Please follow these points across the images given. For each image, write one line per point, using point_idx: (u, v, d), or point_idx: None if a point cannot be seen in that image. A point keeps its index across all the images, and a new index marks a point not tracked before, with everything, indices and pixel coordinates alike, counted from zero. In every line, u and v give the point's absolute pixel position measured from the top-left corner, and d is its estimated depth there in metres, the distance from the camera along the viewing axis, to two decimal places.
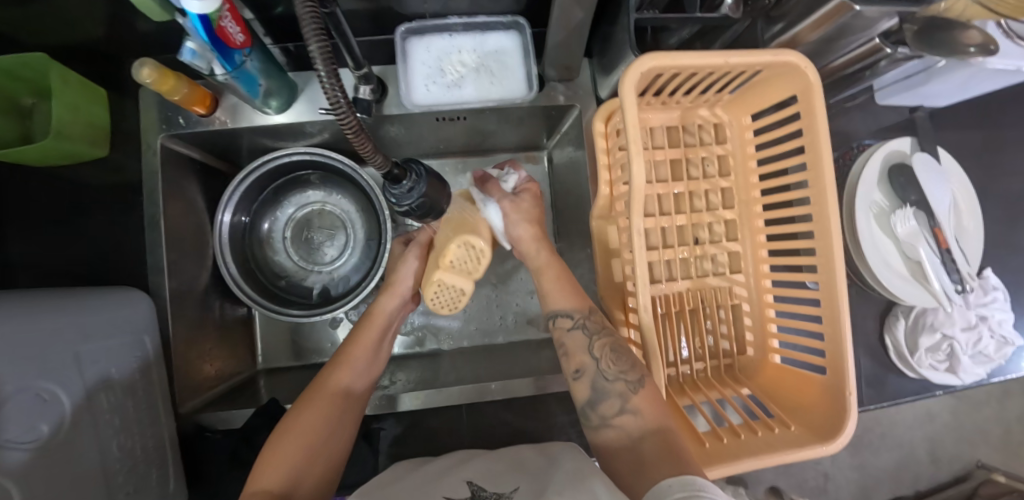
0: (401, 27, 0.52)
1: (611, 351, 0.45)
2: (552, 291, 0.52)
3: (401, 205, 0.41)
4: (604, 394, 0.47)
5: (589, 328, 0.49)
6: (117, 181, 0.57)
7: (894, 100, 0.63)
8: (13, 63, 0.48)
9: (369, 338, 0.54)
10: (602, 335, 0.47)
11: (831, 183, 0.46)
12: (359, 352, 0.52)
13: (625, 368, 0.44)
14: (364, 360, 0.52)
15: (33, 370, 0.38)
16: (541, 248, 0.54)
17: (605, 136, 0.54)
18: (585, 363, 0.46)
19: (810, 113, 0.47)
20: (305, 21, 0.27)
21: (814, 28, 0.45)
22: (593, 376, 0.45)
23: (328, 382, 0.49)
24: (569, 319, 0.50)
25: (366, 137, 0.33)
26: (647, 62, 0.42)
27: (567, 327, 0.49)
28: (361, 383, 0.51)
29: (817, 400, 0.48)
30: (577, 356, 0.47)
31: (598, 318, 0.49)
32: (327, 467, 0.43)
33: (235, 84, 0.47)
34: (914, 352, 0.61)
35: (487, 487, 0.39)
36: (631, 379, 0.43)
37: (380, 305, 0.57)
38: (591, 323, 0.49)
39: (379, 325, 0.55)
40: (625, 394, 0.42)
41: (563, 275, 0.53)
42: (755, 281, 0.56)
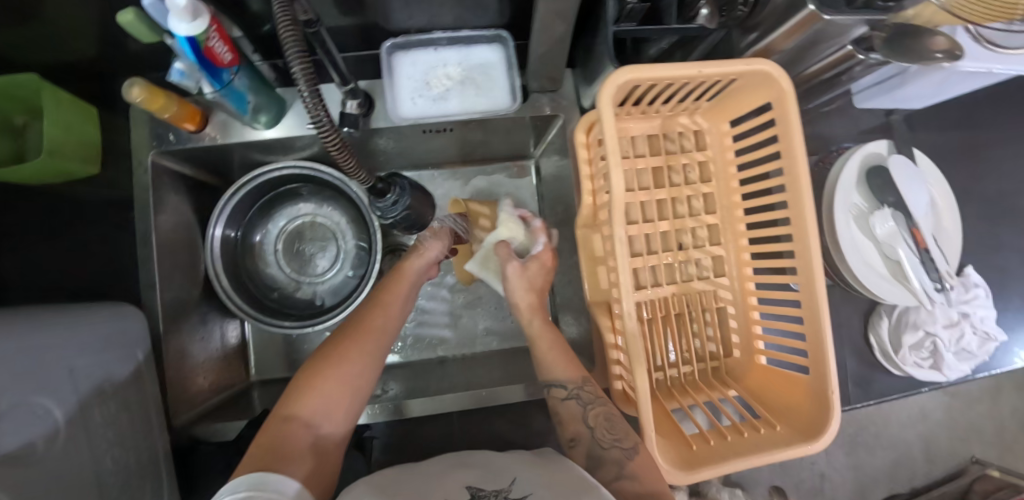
0: (387, 43, 0.54)
1: (606, 419, 0.46)
2: (550, 362, 0.53)
3: None
4: (597, 420, 0.46)
5: (583, 398, 0.49)
6: (108, 198, 0.58)
7: (872, 103, 0.65)
8: (6, 85, 0.49)
9: (399, 292, 0.57)
10: (597, 405, 0.48)
11: (806, 186, 0.48)
12: (391, 303, 0.55)
13: (618, 436, 0.44)
14: (392, 312, 0.55)
15: (25, 386, 0.38)
16: (535, 317, 0.58)
17: (587, 146, 0.55)
18: (581, 431, 0.47)
19: (784, 119, 0.48)
20: (287, 41, 0.32)
21: (788, 37, 0.47)
22: (589, 443, 0.45)
23: (363, 324, 0.51)
24: (564, 390, 0.50)
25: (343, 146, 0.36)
26: (622, 76, 0.44)
27: (562, 397, 0.50)
28: (390, 336, 0.52)
29: (801, 399, 0.49)
30: (571, 424, 0.48)
31: (592, 388, 0.50)
32: (357, 403, 0.46)
33: (223, 101, 0.48)
34: (898, 350, 0.62)
35: (486, 486, 0.39)
36: (625, 446, 0.43)
37: (411, 260, 0.60)
38: (587, 392, 0.49)
39: (408, 280, 0.59)
40: (620, 460, 0.42)
41: (556, 344, 0.55)
42: (739, 284, 0.57)
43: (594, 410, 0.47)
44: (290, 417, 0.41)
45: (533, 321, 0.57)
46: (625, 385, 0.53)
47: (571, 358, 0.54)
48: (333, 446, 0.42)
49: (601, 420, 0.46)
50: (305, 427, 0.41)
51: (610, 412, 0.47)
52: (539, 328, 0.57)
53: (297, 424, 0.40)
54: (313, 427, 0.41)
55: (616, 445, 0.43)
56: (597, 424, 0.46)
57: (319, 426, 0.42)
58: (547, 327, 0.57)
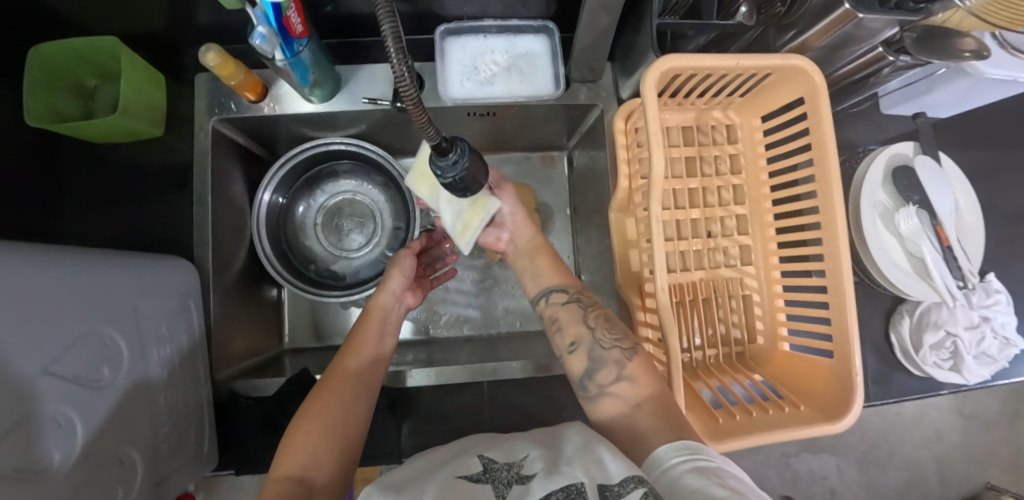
0: (440, 27, 0.57)
1: (605, 321, 0.49)
2: (545, 270, 0.54)
3: (444, 178, 0.42)
4: (597, 321, 0.49)
5: (583, 302, 0.51)
6: (167, 160, 0.61)
7: (899, 109, 0.67)
8: (84, 47, 0.53)
9: (370, 329, 0.50)
10: (595, 308, 0.50)
11: (836, 177, 0.50)
12: (362, 340, 0.49)
13: (618, 336, 0.47)
14: (366, 348, 0.48)
15: (100, 316, 0.40)
16: (533, 231, 0.57)
17: (625, 132, 0.57)
18: (580, 332, 0.48)
19: (817, 114, 0.51)
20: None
21: (821, 35, 0.50)
22: (590, 345, 0.47)
23: (332, 372, 0.45)
24: (564, 294, 0.51)
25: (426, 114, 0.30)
26: (666, 63, 0.47)
27: (562, 301, 0.51)
28: (371, 372, 0.46)
29: (825, 383, 0.51)
30: (570, 328, 0.49)
31: (591, 293, 0.52)
32: (350, 452, 0.40)
33: (290, 70, 0.51)
34: (919, 349, 0.63)
35: (496, 458, 0.37)
36: (625, 346, 0.46)
37: (377, 294, 0.54)
38: (587, 297, 0.51)
39: (378, 316, 0.52)
40: (620, 361, 0.45)
41: (553, 257, 0.55)
42: (765, 273, 0.59)
43: (594, 312, 0.50)
44: (278, 480, 0.35)
45: (533, 237, 0.57)
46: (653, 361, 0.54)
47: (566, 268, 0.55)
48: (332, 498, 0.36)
49: (602, 321, 0.49)
50: (297, 485, 0.35)
51: None
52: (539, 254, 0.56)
53: (287, 483, 0.35)
54: (302, 482, 0.35)
55: (616, 345, 0.46)
56: (597, 323, 0.48)
57: (314, 480, 0.36)
58: (546, 244, 0.57)
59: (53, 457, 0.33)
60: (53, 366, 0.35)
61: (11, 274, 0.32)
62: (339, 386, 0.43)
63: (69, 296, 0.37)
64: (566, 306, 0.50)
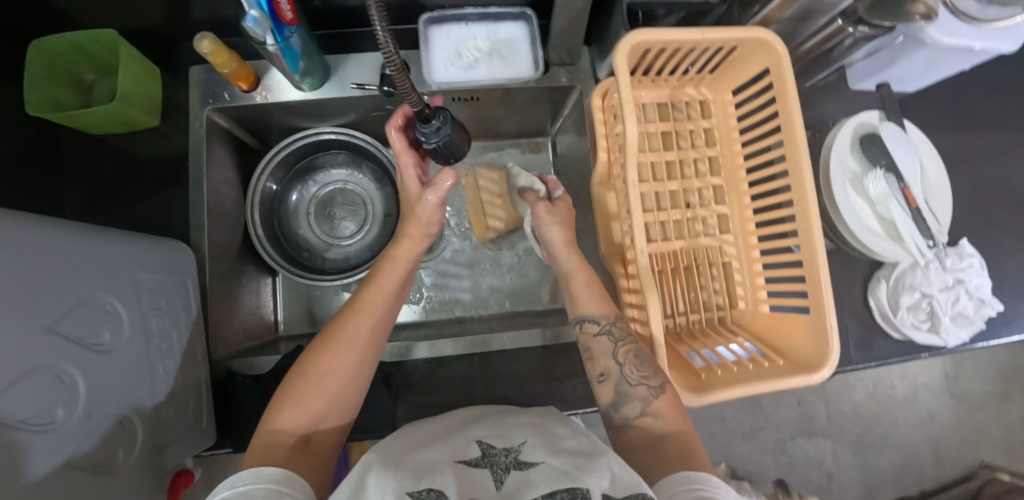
0: (424, 16, 0.60)
1: (635, 356, 0.48)
2: (585, 296, 0.54)
3: (430, 144, 0.44)
4: (627, 357, 0.48)
5: (615, 335, 0.50)
6: (163, 150, 0.63)
7: (866, 83, 0.70)
8: (83, 40, 0.56)
9: (394, 269, 0.49)
10: (627, 342, 0.49)
11: (803, 141, 0.52)
12: (384, 284, 0.48)
13: (647, 374, 0.46)
14: (387, 293, 0.48)
15: (101, 286, 0.42)
16: (571, 252, 0.56)
17: (603, 110, 0.60)
18: (610, 366, 0.48)
19: (782, 82, 0.53)
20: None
21: (781, 9, 0.53)
22: (618, 379, 0.47)
23: (352, 317, 0.44)
24: (597, 325, 0.51)
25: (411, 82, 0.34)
26: (636, 37, 0.50)
27: (594, 332, 0.51)
28: (382, 330, 0.46)
29: (803, 338, 0.53)
30: (602, 360, 0.49)
31: (624, 325, 0.51)
32: (349, 405, 0.42)
33: (280, 57, 0.54)
34: (896, 311, 0.65)
35: (495, 443, 0.36)
36: (653, 385, 0.45)
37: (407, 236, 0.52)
38: (619, 328, 0.51)
39: (403, 259, 0.51)
40: (647, 398, 0.44)
41: (591, 280, 0.54)
42: (742, 240, 0.61)
43: (624, 347, 0.49)
44: (282, 434, 0.38)
45: (571, 257, 0.56)
46: (638, 327, 0.56)
47: (604, 294, 0.54)
48: (325, 453, 0.40)
49: (631, 357, 0.48)
50: (297, 441, 0.38)
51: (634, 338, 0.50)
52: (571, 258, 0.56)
53: (290, 440, 0.37)
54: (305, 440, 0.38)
55: (643, 383, 0.46)
56: (627, 360, 0.48)
57: (314, 437, 0.39)
58: (584, 263, 0.56)
59: (57, 411, 0.35)
60: (57, 325, 0.36)
61: (19, 234, 0.34)
62: (353, 344, 0.43)
63: (72, 262, 0.39)
64: (598, 338, 0.50)
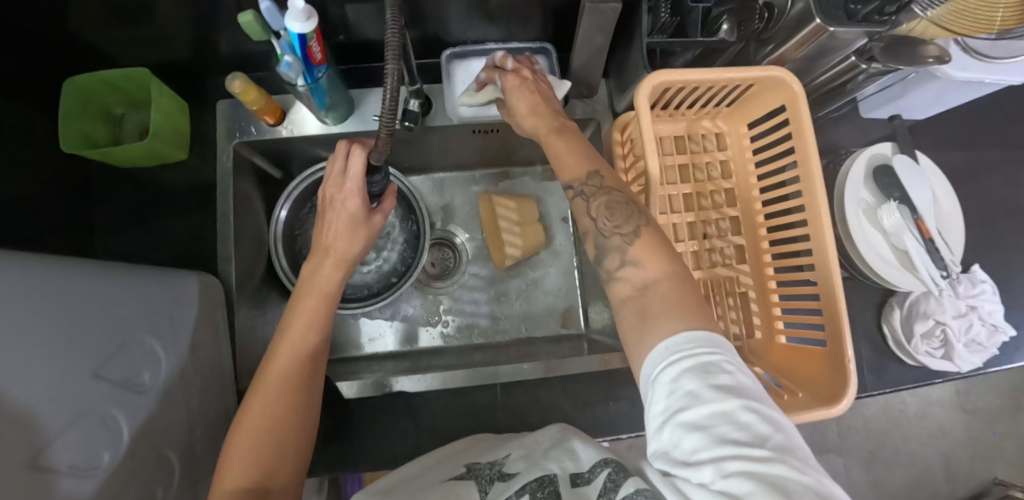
0: (447, 51, 0.62)
1: (607, 207, 0.41)
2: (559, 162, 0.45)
3: None
4: (598, 209, 0.41)
5: (587, 194, 0.42)
6: (191, 181, 0.65)
7: (878, 113, 0.72)
8: (117, 77, 0.58)
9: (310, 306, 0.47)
10: (599, 195, 0.42)
11: (819, 177, 0.54)
12: (300, 324, 0.46)
13: (619, 221, 0.40)
14: (309, 329, 0.46)
15: (142, 325, 0.43)
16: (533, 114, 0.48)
17: (622, 143, 0.62)
18: (587, 225, 0.43)
19: (798, 119, 0.55)
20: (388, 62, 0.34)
21: (797, 48, 0.55)
22: (593, 235, 0.42)
23: (273, 366, 0.43)
24: (570, 189, 0.44)
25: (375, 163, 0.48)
26: (657, 77, 0.51)
27: (570, 197, 0.44)
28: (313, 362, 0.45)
29: (822, 371, 0.53)
30: (580, 219, 0.44)
31: (599, 180, 0.42)
32: (296, 451, 0.41)
33: (310, 95, 0.56)
34: (910, 339, 0.66)
35: (479, 460, 0.44)
36: (626, 233, 0.39)
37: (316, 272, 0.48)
38: (594, 185, 0.42)
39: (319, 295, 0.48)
40: (621, 247, 0.39)
41: (566, 143, 0.45)
42: (759, 271, 0.62)
43: (594, 203, 0.42)
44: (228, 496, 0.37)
45: (529, 119, 0.48)
46: None
47: (584, 149, 0.45)
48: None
49: (602, 211, 0.41)
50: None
51: None
52: (553, 141, 0.46)
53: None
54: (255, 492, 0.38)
55: (617, 233, 0.40)
56: (598, 213, 0.41)
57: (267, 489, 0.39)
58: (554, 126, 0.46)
59: (103, 454, 0.36)
60: (101, 369, 0.38)
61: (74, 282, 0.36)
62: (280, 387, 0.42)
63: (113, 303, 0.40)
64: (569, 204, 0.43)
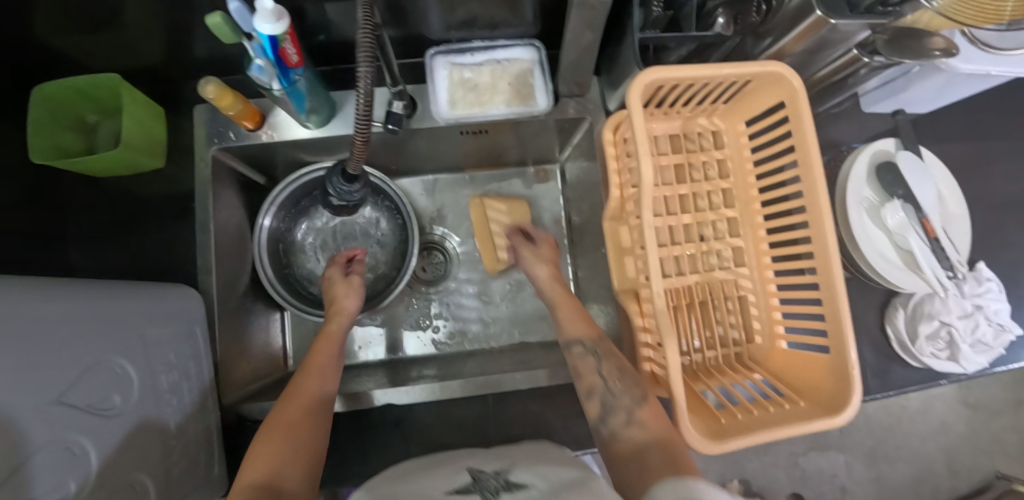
0: (431, 49, 0.60)
1: (617, 373, 0.52)
2: (568, 320, 0.61)
3: (340, 195, 0.57)
4: (609, 371, 0.52)
5: (599, 354, 0.54)
6: (169, 190, 0.63)
7: (878, 107, 0.70)
8: (85, 83, 0.55)
9: (327, 351, 0.57)
10: (609, 360, 0.53)
11: (821, 177, 0.51)
12: (318, 366, 0.54)
13: (630, 385, 0.50)
14: (324, 368, 0.54)
15: (110, 347, 0.41)
16: (556, 285, 0.66)
17: (614, 143, 0.59)
18: (595, 383, 0.52)
19: (799, 116, 0.52)
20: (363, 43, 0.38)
21: (797, 40, 0.52)
22: (603, 394, 0.50)
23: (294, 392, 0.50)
24: (581, 346, 0.56)
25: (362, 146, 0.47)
26: (648, 76, 0.49)
27: (581, 353, 0.55)
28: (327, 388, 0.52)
29: (824, 377, 0.51)
30: (586, 375, 0.53)
31: (607, 347, 0.55)
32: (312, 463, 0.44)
33: (287, 99, 0.53)
34: (914, 339, 0.65)
35: (484, 468, 0.41)
36: (636, 397, 0.48)
37: (332, 322, 0.62)
38: (600, 347, 0.55)
39: (330, 343, 0.59)
40: (630, 407, 0.47)
41: (578, 311, 0.62)
42: (758, 273, 0.60)
43: (607, 364, 0.53)
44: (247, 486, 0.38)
45: (554, 290, 0.65)
46: (653, 367, 0.55)
47: (589, 321, 0.60)
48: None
49: (614, 372, 0.52)
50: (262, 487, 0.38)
51: (620, 365, 0.53)
52: (565, 311, 0.62)
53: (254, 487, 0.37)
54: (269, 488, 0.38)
55: (627, 394, 0.49)
56: (610, 375, 0.51)
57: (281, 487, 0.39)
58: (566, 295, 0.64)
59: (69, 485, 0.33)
60: (64, 395, 0.35)
61: (27, 307, 0.33)
62: (297, 407, 0.48)
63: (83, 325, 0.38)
64: (585, 358, 0.54)
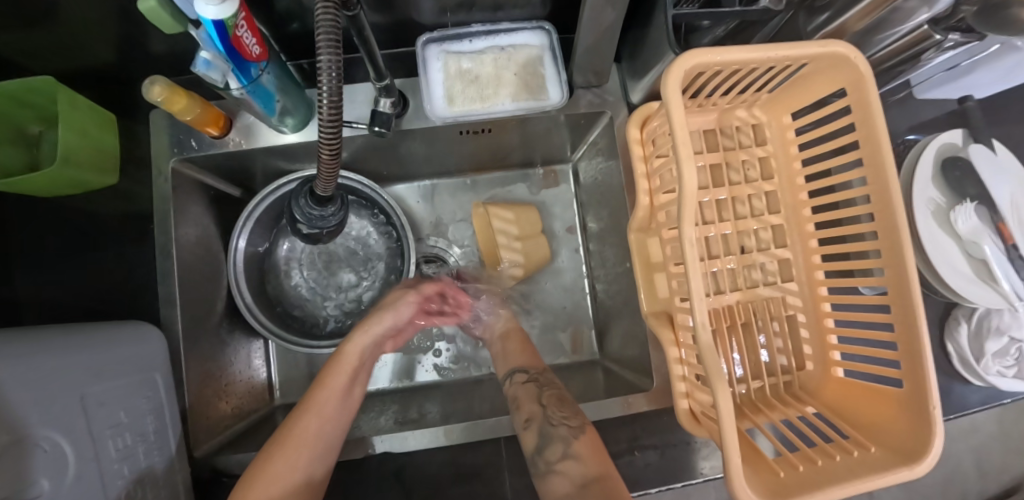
0: (423, 36, 0.51)
1: (556, 401, 0.50)
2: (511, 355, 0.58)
3: (310, 222, 0.47)
4: (550, 400, 0.50)
5: (540, 382, 0.53)
6: (126, 209, 0.54)
7: (935, 93, 0.61)
8: (19, 90, 0.45)
9: (339, 381, 0.49)
10: (550, 388, 0.53)
11: (894, 178, 0.43)
12: (325, 401, 0.47)
13: (567, 415, 0.49)
14: (331, 408, 0.47)
15: (38, 416, 0.32)
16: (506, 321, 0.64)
17: (641, 142, 0.50)
18: (534, 411, 0.49)
19: (864, 105, 0.44)
20: (323, 27, 0.28)
21: (863, 15, 0.43)
22: (540, 423, 0.48)
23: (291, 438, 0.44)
24: (524, 374, 0.55)
25: (334, 165, 0.37)
26: (690, 59, 0.39)
27: (522, 380, 0.54)
28: (330, 437, 0.46)
29: (897, 416, 0.43)
30: (526, 405, 0.51)
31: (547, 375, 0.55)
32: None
33: (251, 100, 0.45)
34: (981, 358, 0.57)
35: None
36: (573, 426, 0.47)
37: (354, 340, 0.52)
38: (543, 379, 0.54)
39: (348, 369, 0.50)
40: (568, 439, 0.46)
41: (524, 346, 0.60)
42: (809, 289, 0.52)
43: (548, 392, 0.52)
44: None
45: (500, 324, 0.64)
46: (692, 404, 0.47)
47: (526, 347, 0.60)
48: None
49: (552, 401, 0.50)
50: None
51: (560, 395, 0.52)
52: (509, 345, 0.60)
53: None
54: None
55: (564, 424, 0.47)
56: (551, 404, 0.50)
57: None
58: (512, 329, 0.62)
59: None
60: None
61: None
62: (288, 462, 0.42)
63: (3, 401, 0.30)
64: (524, 385, 0.53)
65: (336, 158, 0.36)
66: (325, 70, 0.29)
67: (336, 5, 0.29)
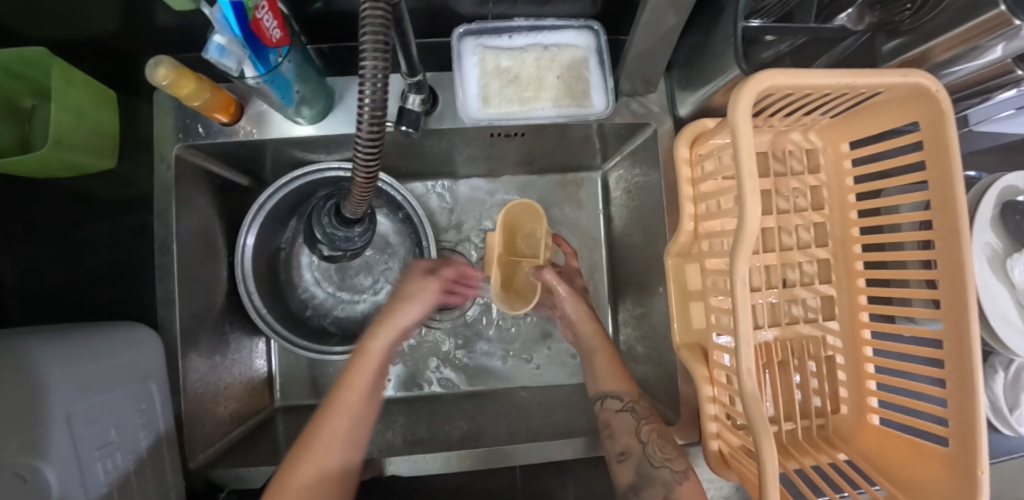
0: (459, 28, 0.46)
1: (657, 436, 0.47)
2: (607, 373, 0.53)
3: (337, 242, 0.45)
4: (650, 435, 0.47)
5: (638, 412, 0.49)
6: (123, 196, 0.50)
7: (993, 127, 0.58)
8: (8, 61, 0.41)
9: (359, 376, 0.46)
10: (650, 420, 0.48)
11: (966, 230, 0.37)
12: (352, 398, 0.44)
13: (669, 455, 0.46)
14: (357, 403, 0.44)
15: (16, 443, 0.29)
16: (596, 331, 0.57)
17: (689, 163, 0.46)
18: (631, 444, 0.47)
19: (938, 140, 0.37)
20: (367, 21, 0.24)
21: (949, 47, 0.38)
22: (639, 459, 0.46)
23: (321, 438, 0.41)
24: (619, 401, 0.50)
25: (369, 183, 0.34)
26: (766, 79, 0.34)
27: (616, 408, 0.50)
28: (360, 430, 0.44)
29: (933, 474, 0.40)
30: (621, 437, 0.48)
31: (647, 405, 0.50)
32: None
33: (267, 89, 0.40)
34: (1014, 409, 0.56)
35: None
36: (676, 469, 0.44)
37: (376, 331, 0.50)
38: (638, 406, 0.50)
39: (376, 355, 0.48)
40: (671, 484, 0.43)
41: (615, 358, 0.55)
42: (850, 330, 0.49)
43: (648, 425, 0.48)
44: None
45: (596, 336, 0.57)
46: (722, 445, 0.45)
47: (623, 369, 0.54)
48: None
49: (654, 436, 0.47)
50: None
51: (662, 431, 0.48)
52: (599, 358, 0.55)
53: None
54: None
55: (666, 465, 0.45)
56: (650, 440, 0.46)
57: None
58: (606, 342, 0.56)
59: None
60: None
61: None
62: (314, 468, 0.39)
63: None
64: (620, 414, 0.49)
65: (372, 178, 0.33)
66: (369, 75, 0.26)
67: (387, 6, 0.25)
